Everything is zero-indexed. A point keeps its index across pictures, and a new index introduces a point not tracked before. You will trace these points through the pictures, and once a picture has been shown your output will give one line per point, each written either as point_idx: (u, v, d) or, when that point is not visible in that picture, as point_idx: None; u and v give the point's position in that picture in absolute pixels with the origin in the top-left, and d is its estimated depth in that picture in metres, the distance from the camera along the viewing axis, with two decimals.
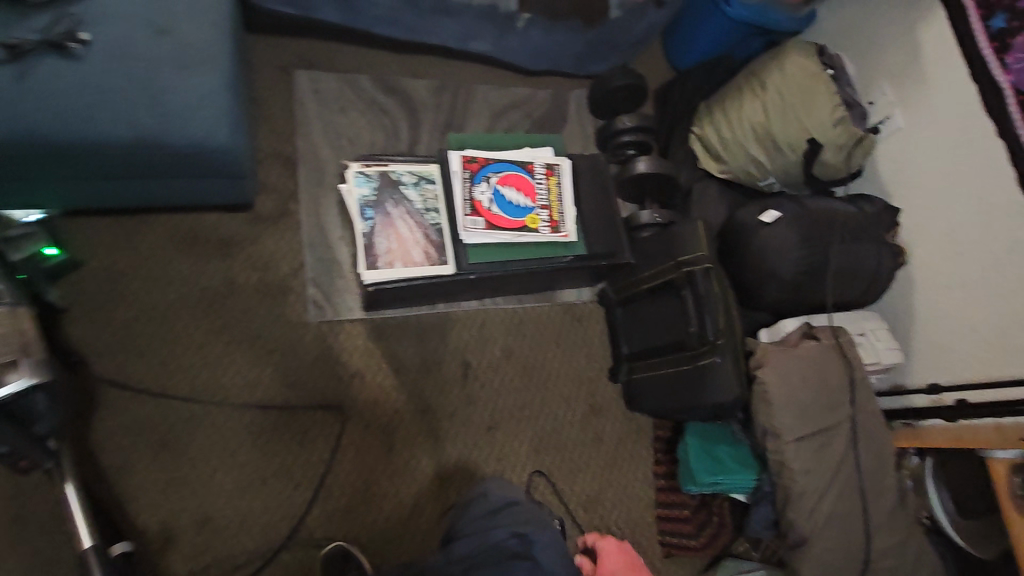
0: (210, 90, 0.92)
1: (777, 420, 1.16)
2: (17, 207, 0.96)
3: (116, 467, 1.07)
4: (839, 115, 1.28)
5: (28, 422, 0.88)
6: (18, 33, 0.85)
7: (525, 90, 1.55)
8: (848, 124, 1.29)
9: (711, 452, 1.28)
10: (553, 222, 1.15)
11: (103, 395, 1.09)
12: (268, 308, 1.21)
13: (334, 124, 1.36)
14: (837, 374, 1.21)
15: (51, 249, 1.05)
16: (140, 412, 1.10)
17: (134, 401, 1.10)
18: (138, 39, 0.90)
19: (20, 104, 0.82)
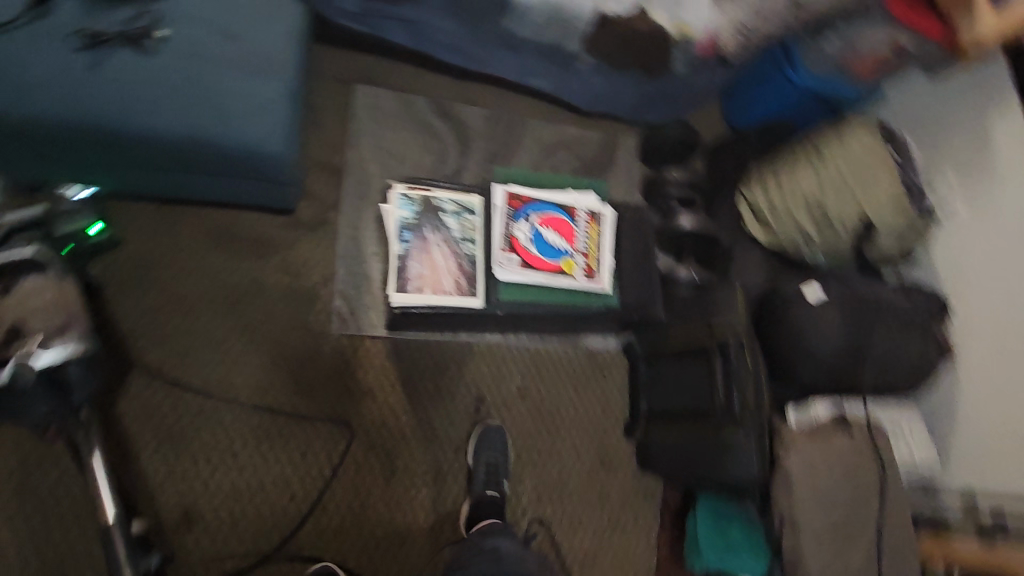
0: (271, 99, 0.95)
1: (799, 509, 1.10)
2: (70, 183, 0.98)
3: (119, 452, 1.06)
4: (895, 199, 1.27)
5: (65, 391, 0.89)
6: (101, 24, 0.89)
7: (576, 130, 1.54)
8: (904, 208, 1.27)
9: (720, 530, 1.22)
10: (588, 269, 1.13)
11: (120, 377, 1.09)
12: (293, 314, 1.21)
13: (384, 141, 1.38)
14: (868, 469, 1.15)
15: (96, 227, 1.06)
16: (152, 398, 1.09)
17: (148, 388, 1.10)
18: (211, 41, 0.93)
19: (89, 89, 0.85)
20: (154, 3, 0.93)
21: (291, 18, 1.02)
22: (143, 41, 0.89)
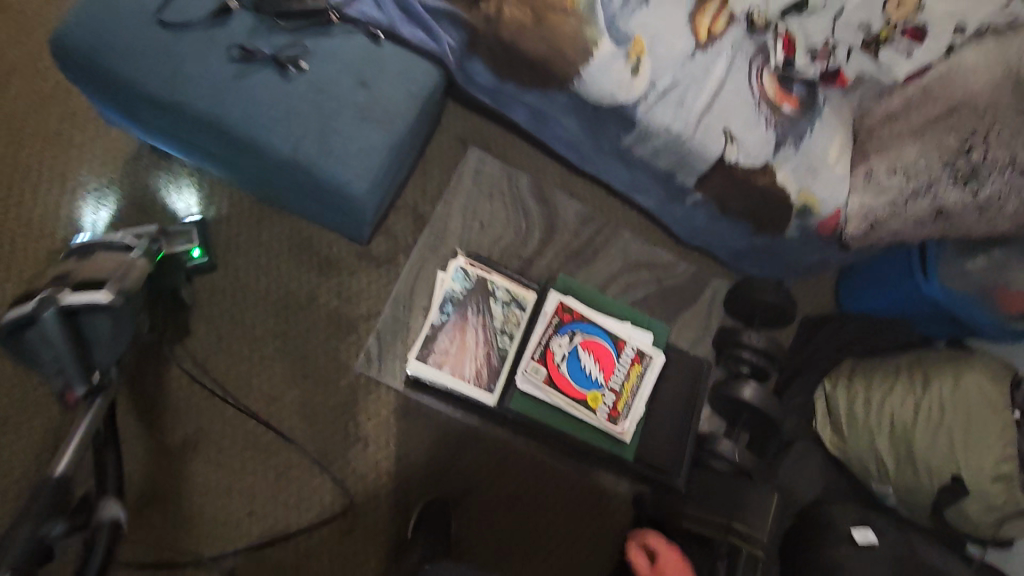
0: (372, 147, 1.00)
1: None
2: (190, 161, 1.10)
3: (124, 404, 1.12)
4: (1004, 471, 1.05)
5: (87, 346, 0.87)
6: (260, 43, 0.99)
7: (669, 257, 1.49)
8: (1014, 486, 1.05)
9: None
10: (614, 411, 1.04)
11: (156, 338, 1.16)
12: (328, 337, 1.23)
13: (476, 207, 1.41)
14: None
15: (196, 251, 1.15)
16: (175, 366, 1.15)
17: (175, 357, 1.16)
18: (342, 84, 1.01)
19: (225, 95, 0.95)
20: (310, 37, 1.02)
21: (420, 81, 1.08)
22: (284, 66, 0.98)
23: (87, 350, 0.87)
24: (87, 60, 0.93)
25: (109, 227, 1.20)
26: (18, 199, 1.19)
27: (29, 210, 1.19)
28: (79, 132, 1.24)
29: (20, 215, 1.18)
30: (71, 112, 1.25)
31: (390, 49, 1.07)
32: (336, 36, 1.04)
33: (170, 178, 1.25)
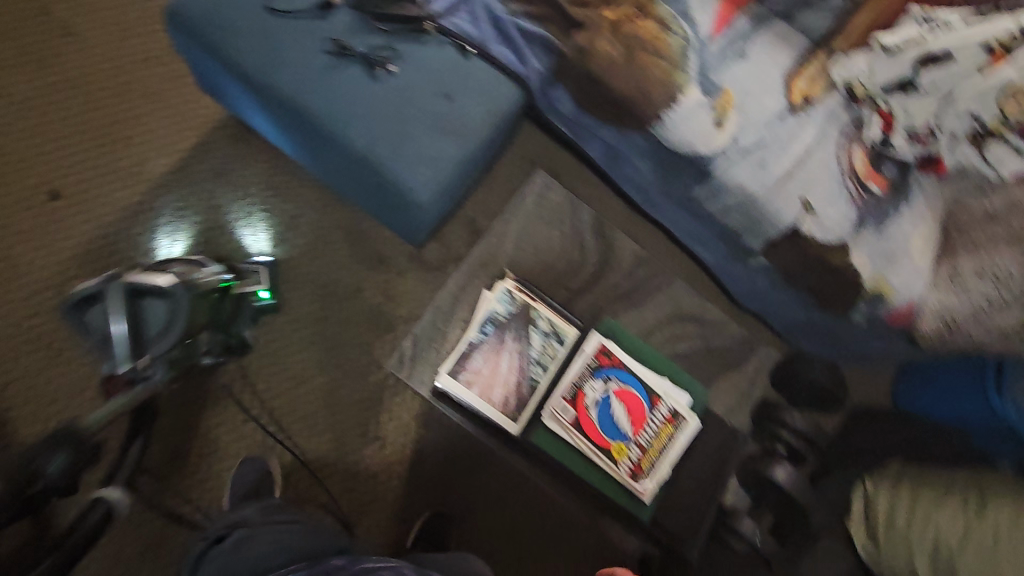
0: (441, 158, 1.00)
1: None
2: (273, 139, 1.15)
3: None
4: None
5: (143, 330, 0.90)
6: (354, 41, 1.01)
7: (720, 316, 1.44)
8: None
9: None
10: (637, 467, 1.01)
11: None
12: (365, 331, 1.25)
13: (532, 230, 1.40)
14: None
15: (264, 292, 1.18)
16: None
17: None
18: (425, 92, 1.02)
19: (314, 86, 0.98)
20: (402, 41, 1.03)
21: (502, 102, 1.08)
22: (375, 67, 1.00)
23: (143, 336, 0.90)
24: (197, 32, 0.98)
25: (182, 241, 1.23)
26: (112, 148, 1.27)
27: (119, 160, 1.26)
28: (178, 95, 1.31)
29: (110, 163, 1.26)
30: (175, 74, 1.32)
31: (479, 65, 1.07)
32: (427, 45, 1.05)
33: (250, 151, 1.29)
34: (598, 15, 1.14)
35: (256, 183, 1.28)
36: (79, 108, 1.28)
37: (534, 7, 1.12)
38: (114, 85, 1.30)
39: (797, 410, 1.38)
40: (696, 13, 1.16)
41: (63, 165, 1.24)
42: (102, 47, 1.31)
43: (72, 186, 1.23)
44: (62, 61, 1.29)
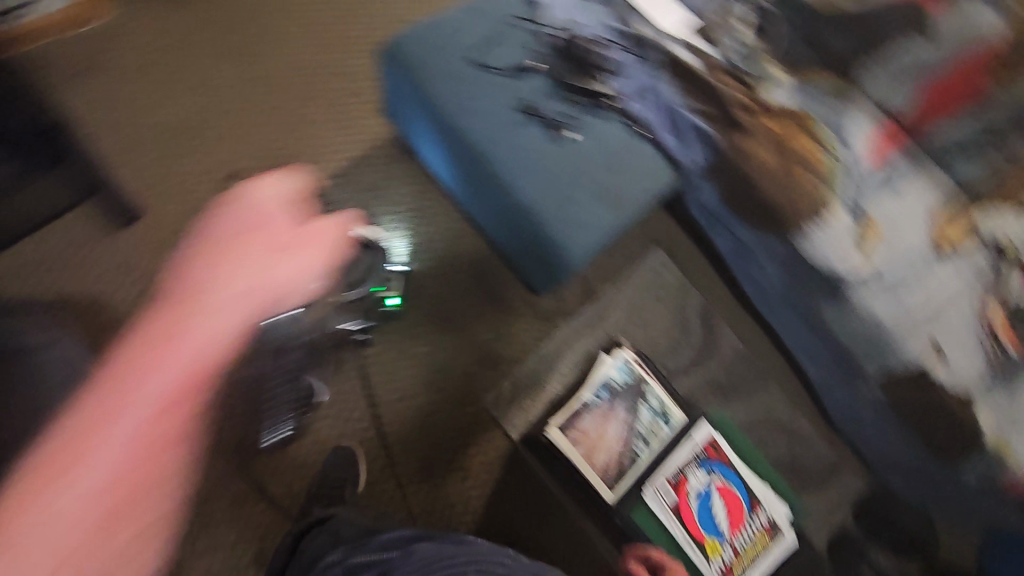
0: (597, 226, 1.08)
1: None
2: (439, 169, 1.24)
3: None
4: None
5: None
6: (544, 104, 1.10)
7: (811, 431, 1.41)
8: None
9: None
10: (728, 564, 1.13)
11: None
12: (470, 363, 1.29)
13: (643, 303, 1.42)
14: None
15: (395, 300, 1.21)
16: None
17: None
18: (596, 163, 1.10)
19: (501, 138, 1.07)
20: (585, 113, 1.11)
21: (658, 184, 1.14)
22: (557, 133, 1.09)
23: None
24: (410, 72, 1.08)
25: None
26: (286, 140, 1.32)
27: (290, 153, 1.32)
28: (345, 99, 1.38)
29: (284, 153, 1.32)
30: (346, 78, 1.38)
31: (646, 149, 1.14)
32: (604, 122, 1.12)
33: (401, 171, 1.35)
34: (763, 124, 1.19)
35: (401, 200, 1.34)
36: (260, 95, 1.34)
37: (706, 103, 1.18)
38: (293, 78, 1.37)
39: (874, 548, 1.33)
40: (855, 141, 1.21)
41: (241, 149, 1.30)
42: (288, 41, 1.38)
43: (247, 169, 1.29)
44: (251, 48, 1.36)
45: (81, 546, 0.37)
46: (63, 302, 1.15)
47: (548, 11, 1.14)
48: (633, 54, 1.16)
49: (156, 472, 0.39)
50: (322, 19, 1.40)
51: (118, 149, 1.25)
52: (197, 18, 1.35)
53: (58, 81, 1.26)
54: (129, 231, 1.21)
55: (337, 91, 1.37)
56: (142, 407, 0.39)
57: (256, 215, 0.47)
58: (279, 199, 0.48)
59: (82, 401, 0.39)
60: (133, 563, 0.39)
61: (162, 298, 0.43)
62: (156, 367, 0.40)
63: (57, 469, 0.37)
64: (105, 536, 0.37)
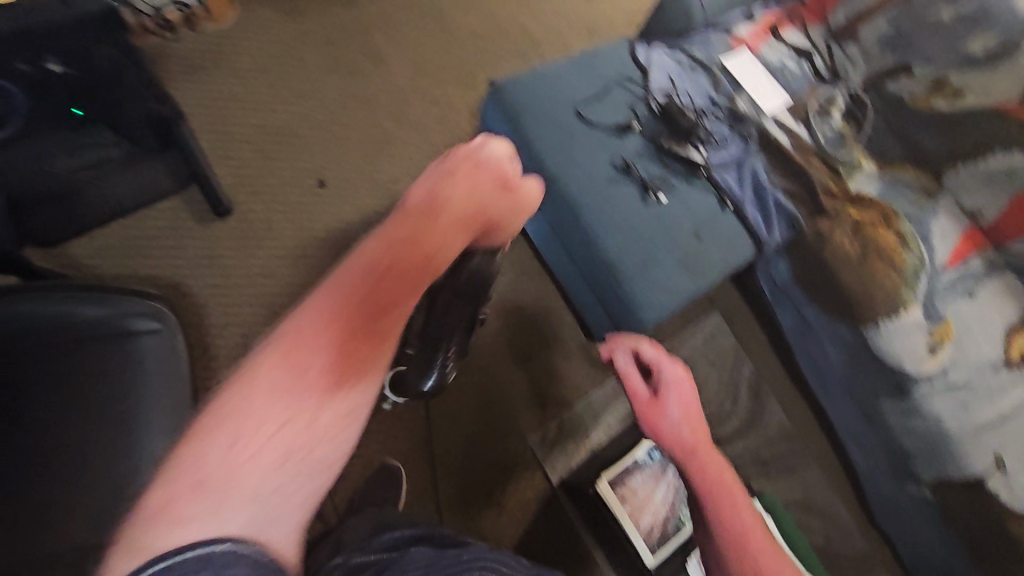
0: (676, 290, 1.08)
1: None
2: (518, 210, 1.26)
3: None
4: None
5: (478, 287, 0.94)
6: (639, 165, 1.12)
7: (849, 522, 1.38)
8: None
9: None
10: None
11: None
12: (519, 399, 1.30)
13: (695, 365, 1.42)
14: None
15: None
16: None
17: None
18: (683, 226, 1.10)
19: (594, 192, 1.09)
20: (677, 178, 1.13)
21: (738, 257, 1.14)
22: (649, 194, 1.10)
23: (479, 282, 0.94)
24: (513, 114, 1.11)
25: None
26: (375, 157, 1.37)
27: (378, 171, 1.36)
28: (434, 125, 1.42)
29: (373, 170, 1.36)
30: (440, 106, 1.44)
31: (732, 223, 1.14)
32: (695, 190, 1.13)
33: None
34: (844, 210, 1.21)
35: None
36: (359, 112, 1.39)
37: (792, 184, 1.20)
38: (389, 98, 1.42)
39: None
40: (936, 241, 1.20)
41: (335, 161, 1.35)
42: (391, 64, 1.44)
43: (337, 181, 1.34)
44: (357, 65, 1.42)
45: (351, 317, 0.57)
46: (148, 282, 1.19)
47: (653, 77, 1.19)
48: (729, 127, 1.19)
49: (413, 263, 0.66)
50: (427, 49, 1.47)
51: (219, 146, 1.30)
52: (311, 30, 1.42)
53: (174, 75, 1.32)
54: (220, 224, 1.25)
55: (429, 117, 1.43)
56: (412, 234, 0.69)
57: (478, 167, 0.86)
58: (503, 151, 0.90)
59: (380, 230, 0.71)
60: (387, 330, 0.58)
61: (421, 196, 0.79)
62: (418, 221, 0.72)
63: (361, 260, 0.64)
64: (384, 304, 0.59)
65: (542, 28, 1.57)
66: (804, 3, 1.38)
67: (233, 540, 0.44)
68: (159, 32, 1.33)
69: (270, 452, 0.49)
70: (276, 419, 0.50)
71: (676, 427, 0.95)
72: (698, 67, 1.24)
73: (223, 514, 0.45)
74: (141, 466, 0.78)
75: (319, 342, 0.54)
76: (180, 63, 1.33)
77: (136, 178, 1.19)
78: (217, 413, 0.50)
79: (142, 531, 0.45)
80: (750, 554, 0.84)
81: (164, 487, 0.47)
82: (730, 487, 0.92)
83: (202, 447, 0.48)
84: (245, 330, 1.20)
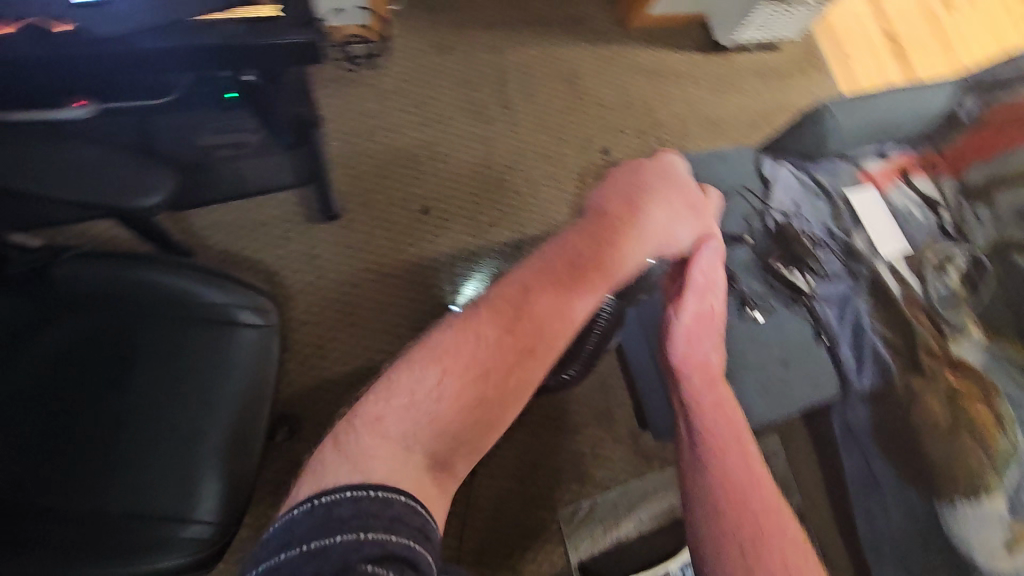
0: (754, 412, 1.06)
1: None
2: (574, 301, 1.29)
3: None
4: None
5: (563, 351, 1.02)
6: (742, 278, 1.14)
7: None
8: None
9: None
10: None
11: None
12: (558, 469, 1.28)
13: None
14: None
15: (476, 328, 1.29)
16: None
17: None
18: (773, 350, 1.10)
19: None
20: (777, 301, 1.14)
21: (821, 391, 1.12)
22: (746, 308, 1.11)
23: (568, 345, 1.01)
24: None
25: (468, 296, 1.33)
26: (480, 198, 1.42)
27: (481, 211, 1.41)
28: (544, 182, 1.46)
29: (478, 209, 1.41)
30: (550, 163, 1.48)
31: (824, 357, 1.13)
32: (793, 315, 1.13)
33: None
34: (942, 373, 1.15)
35: None
36: (476, 151, 1.45)
37: (891, 333, 1.18)
38: (508, 145, 1.47)
39: None
40: None
41: (447, 192, 1.40)
42: (516, 114, 1.50)
43: (445, 212, 1.39)
44: (484, 107, 1.49)
45: (551, 303, 0.64)
46: (246, 264, 1.26)
47: (775, 194, 1.20)
48: (842, 263, 1.21)
49: (593, 285, 0.67)
50: (552, 106, 1.53)
51: (344, 154, 1.38)
52: (450, 66, 1.50)
53: (323, 80, 1.42)
54: (326, 226, 1.32)
55: (539, 170, 1.47)
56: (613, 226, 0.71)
57: (670, 185, 0.77)
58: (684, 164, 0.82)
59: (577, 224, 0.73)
60: (564, 324, 0.64)
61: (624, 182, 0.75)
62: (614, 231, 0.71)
63: (561, 264, 0.67)
64: (580, 294, 0.66)
65: (665, 111, 1.59)
66: (942, 152, 1.33)
67: (406, 495, 0.50)
68: (339, 62, 1.44)
69: (455, 413, 0.57)
70: (467, 388, 0.58)
71: (704, 354, 0.80)
72: (821, 194, 1.26)
73: (411, 451, 0.54)
74: (210, 450, 0.82)
75: (512, 335, 0.61)
76: (331, 70, 1.43)
77: (273, 165, 1.28)
78: (429, 356, 0.59)
79: (355, 434, 0.54)
80: (746, 507, 0.70)
81: (382, 405, 0.56)
82: (744, 437, 0.77)
83: (410, 382, 0.57)
84: (319, 332, 1.25)
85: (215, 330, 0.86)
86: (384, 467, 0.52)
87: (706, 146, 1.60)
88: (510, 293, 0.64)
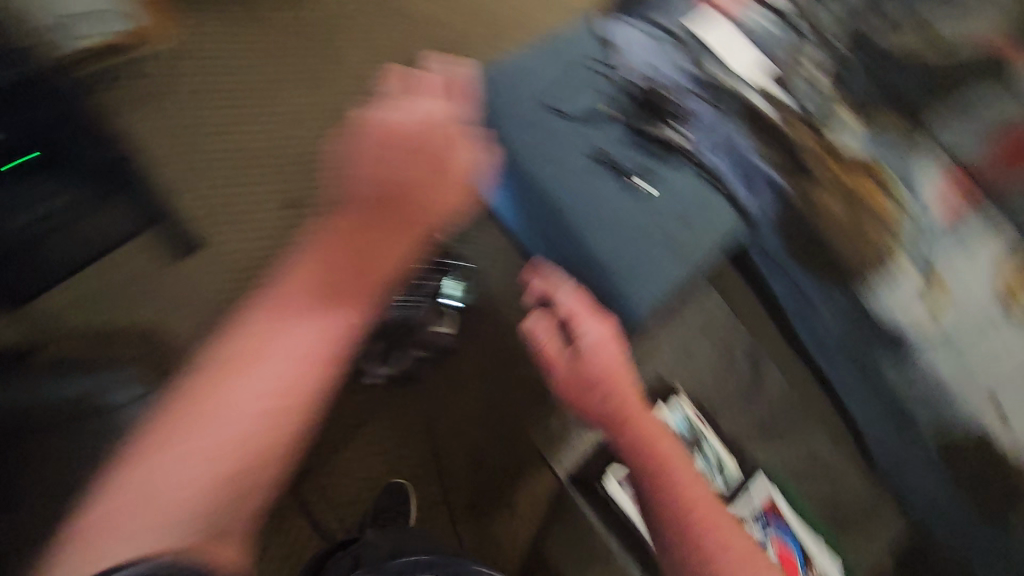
0: (668, 280, 1.08)
1: None
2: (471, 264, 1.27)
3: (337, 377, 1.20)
4: None
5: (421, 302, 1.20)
6: (617, 153, 1.10)
7: (854, 473, 1.42)
8: None
9: None
10: None
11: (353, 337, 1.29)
12: (521, 398, 1.29)
13: (690, 340, 1.43)
14: None
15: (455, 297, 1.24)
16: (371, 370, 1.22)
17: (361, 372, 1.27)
18: (669, 216, 1.10)
19: (577, 188, 1.07)
20: (658, 164, 1.12)
21: (726, 233, 1.13)
22: (630, 181, 1.09)
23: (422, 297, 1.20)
24: (486, 116, 1.08)
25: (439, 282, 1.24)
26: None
27: None
28: None
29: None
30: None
31: (719, 201, 1.14)
32: (678, 172, 1.12)
33: None
34: (829, 173, 1.20)
35: None
36: (321, 121, 1.33)
37: (775, 153, 1.20)
38: (352, 102, 1.35)
39: None
40: (922, 187, 1.22)
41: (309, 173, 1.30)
42: (348, 65, 1.37)
43: (314, 197, 1.29)
44: (312, 71, 1.35)
45: (318, 344, 0.56)
46: (130, 330, 1.17)
47: (624, 59, 1.17)
48: (712, 102, 1.19)
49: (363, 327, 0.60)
50: (382, 43, 1.40)
51: (182, 176, 1.25)
52: (258, 38, 1.34)
53: (121, 106, 1.25)
54: (196, 258, 1.22)
55: None
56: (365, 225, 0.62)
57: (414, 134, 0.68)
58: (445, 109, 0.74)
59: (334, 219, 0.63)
60: (323, 369, 0.56)
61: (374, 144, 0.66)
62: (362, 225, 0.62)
63: (305, 311, 0.57)
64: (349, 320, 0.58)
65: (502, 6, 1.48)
66: None
67: (167, 554, 0.45)
68: (136, 80, 1.26)
69: (206, 496, 0.51)
70: (205, 474, 0.51)
71: (603, 396, 0.91)
72: (669, 39, 1.22)
73: (159, 537, 0.47)
74: None
75: (269, 397, 0.54)
76: (126, 89, 1.26)
77: (118, 220, 1.14)
78: (173, 433, 0.51)
79: (75, 543, 0.47)
80: (687, 531, 0.77)
81: (102, 505, 0.48)
82: (672, 465, 0.84)
83: (158, 464, 0.50)
84: None
85: (88, 425, 0.78)
86: (138, 543, 0.46)
87: (554, 28, 1.51)
88: (251, 339, 0.55)
